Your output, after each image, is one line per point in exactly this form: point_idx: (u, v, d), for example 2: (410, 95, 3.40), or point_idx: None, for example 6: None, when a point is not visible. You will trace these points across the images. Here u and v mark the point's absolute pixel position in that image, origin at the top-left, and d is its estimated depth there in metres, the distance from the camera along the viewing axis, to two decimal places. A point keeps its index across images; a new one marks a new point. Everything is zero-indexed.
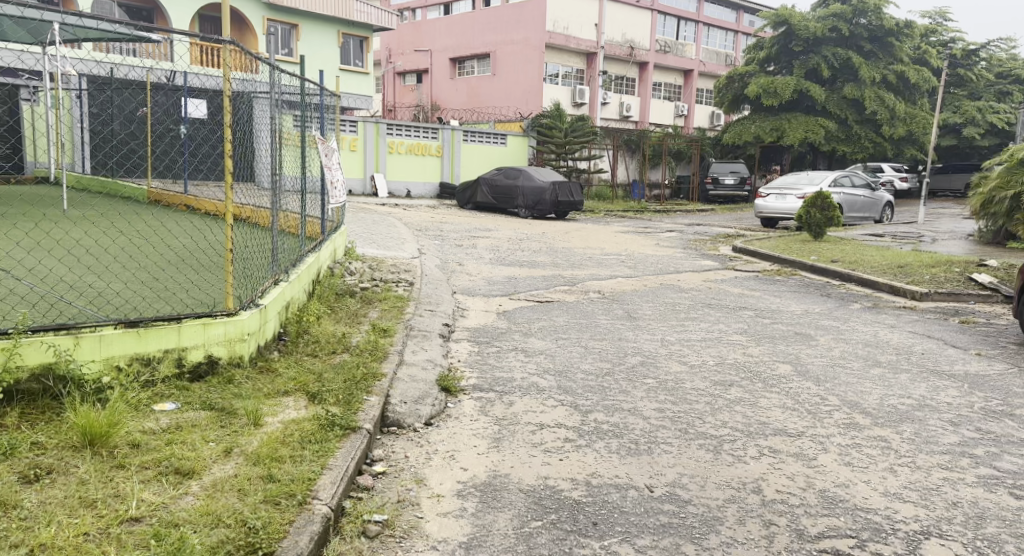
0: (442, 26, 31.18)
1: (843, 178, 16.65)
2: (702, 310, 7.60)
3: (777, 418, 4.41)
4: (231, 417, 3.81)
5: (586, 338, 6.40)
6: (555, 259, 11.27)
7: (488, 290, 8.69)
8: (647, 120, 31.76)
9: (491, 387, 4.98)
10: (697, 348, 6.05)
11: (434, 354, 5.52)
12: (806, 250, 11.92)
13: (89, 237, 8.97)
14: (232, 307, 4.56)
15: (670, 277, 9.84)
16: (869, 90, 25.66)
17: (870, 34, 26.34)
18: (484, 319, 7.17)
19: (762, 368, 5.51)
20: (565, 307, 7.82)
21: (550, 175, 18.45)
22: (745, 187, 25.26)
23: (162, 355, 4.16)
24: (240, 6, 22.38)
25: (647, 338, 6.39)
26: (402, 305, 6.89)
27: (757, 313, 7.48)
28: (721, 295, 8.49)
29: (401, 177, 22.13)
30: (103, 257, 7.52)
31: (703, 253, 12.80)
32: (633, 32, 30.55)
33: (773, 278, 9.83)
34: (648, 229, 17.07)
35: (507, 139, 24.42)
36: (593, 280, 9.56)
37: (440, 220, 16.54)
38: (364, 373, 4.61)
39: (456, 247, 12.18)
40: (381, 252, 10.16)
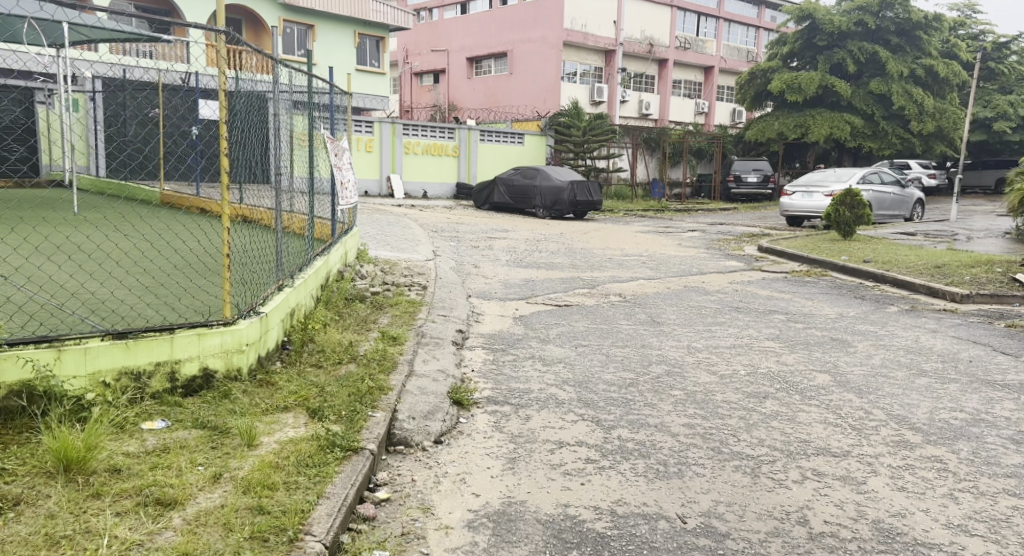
0: (459, 25, 30.91)
1: (872, 175, 16.14)
2: (729, 314, 7.22)
3: (820, 436, 4.04)
4: (223, 437, 3.50)
5: (608, 346, 6.04)
6: (574, 261, 10.93)
7: (504, 293, 8.37)
8: (667, 118, 31.29)
9: (505, 399, 4.64)
10: (726, 356, 5.68)
11: (446, 363, 5.20)
12: (836, 250, 11.48)
13: (95, 240, 8.75)
14: (229, 316, 4.25)
15: (695, 279, 9.46)
16: (896, 85, 25.06)
17: (897, 28, 25.72)
18: (500, 324, 6.84)
19: (797, 379, 5.13)
20: (585, 311, 7.46)
21: (569, 175, 18.09)
22: (768, 185, 24.74)
23: (154, 368, 3.86)
24: (256, 6, 22.20)
25: (673, 345, 6.02)
26: (414, 311, 6.57)
27: (788, 317, 7.11)
28: (749, 298, 8.11)
29: (417, 178, 21.89)
30: (107, 263, 7.28)
31: (727, 253, 12.39)
32: (652, 29, 30.11)
33: (803, 279, 9.43)
34: (669, 229, 16.67)
35: (524, 138, 24.07)
36: (614, 282, 9.21)
37: (457, 220, 16.24)
38: (370, 386, 4.28)
39: (472, 249, 11.87)
40: (395, 254, 9.86)
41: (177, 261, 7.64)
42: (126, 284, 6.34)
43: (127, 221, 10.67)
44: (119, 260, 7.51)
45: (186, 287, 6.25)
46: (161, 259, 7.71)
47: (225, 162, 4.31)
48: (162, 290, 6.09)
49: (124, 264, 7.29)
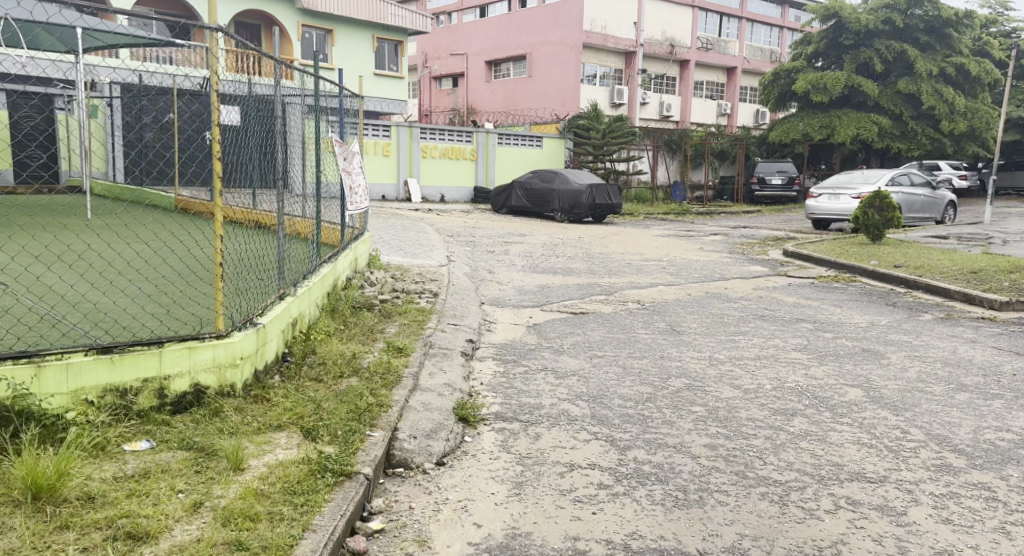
0: (478, 29, 30.76)
1: (901, 177, 15.68)
2: (752, 323, 6.90)
3: (853, 459, 3.74)
4: (209, 460, 3.27)
5: (624, 357, 5.76)
6: (591, 266, 10.64)
7: (518, 300, 8.11)
8: (688, 120, 30.87)
9: (513, 415, 4.37)
10: (751, 369, 5.38)
11: (453, 376, 4.94)
12: (864, 255, 11.10)
13: (103, 248, 8.59)
14: (223, 328, 4.02)
15: (717, 285, 9.15)
16: (926, 84, 24.50)
17: (926, 25, 25.14)
18: (512, 333, 6.58)
19: (827, 395, 4.81)
20: (602, 319, 7.19)
21: (588, 178, 17.80)
22: (792, 188, 24.24)
23: (141, 385, 3.64)
24: (274, 12, 22.18)
25: (694, 356, 5.72)
26: (423, 320, 6.33)
27: (815, 326, 6.79)
28: (774, 305, 7.79)
29: (435, 182, 21.73)
30: (112, 271, 7.10)
31: (751, 258, 12.04)
32: (673, 30, 29.74)
33: (830, 285, 9.07)
34: (690, 232, 16.31)
35: (543, 141, 23.79)
36: (632, 288, 8.91)
37: (474, 225, 16.01)
38: (369, 403, 4.03)
39: (487, 254, 11.64)
40: (407, 260, 9.66)
41: (184, 268, 7.46)
42: (129, 292, 6.15)
43: (139, 228, 10.55)
44: (125, 267, 7.34)
45: (189, 295, 6.05)
46: (169, 266, 7.53)
47: (218, 167, 4.10)
48: (164, 299, 5.90)
49: (130, 272, 7.12)
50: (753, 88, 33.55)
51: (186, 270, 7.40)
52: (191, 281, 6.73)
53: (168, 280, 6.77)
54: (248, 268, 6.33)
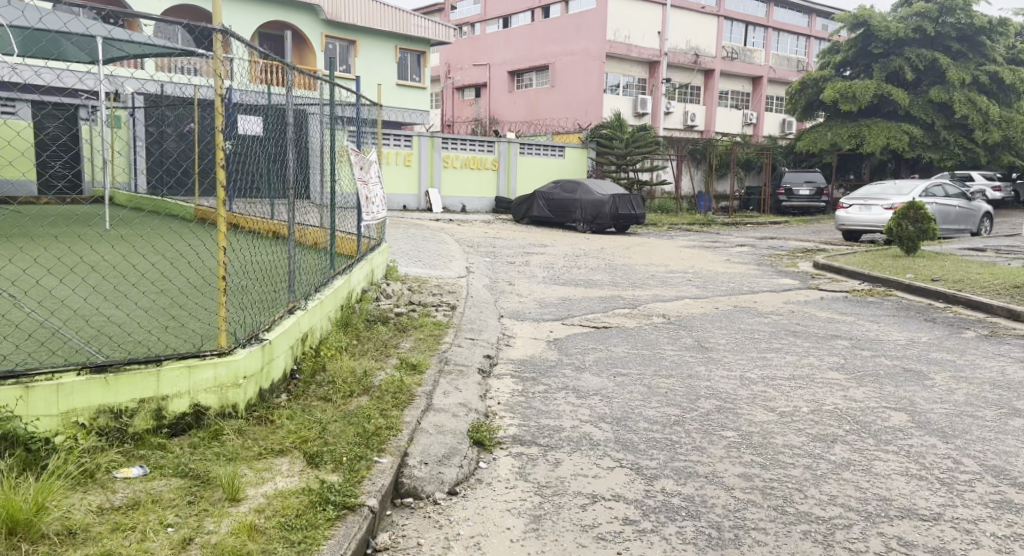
0: (501, 39, 30.67)
1: (935, 187, 15.25)
2: (785, 339, 6.59)
3: (902, 492, 3.43)
4: (204, 488, 3.04)
5: (650, 376, 5.46)
6: (614, 277, 10.38)
7: (539, 313, 7.85)
8: (713, 129, 30.48)
9: (532, 439, 4.09)
10: (785, 390, 5.08)
11: (470, 396, 4.68)
12: (898, 268, 10.75)
13: (115, 258, 8.43)
14: (225, 345, 3.79)
15: (746, 298, 8.84)
16: (959, 92, 23.95)
17: (959, 33, 24.59)
18: (531, 349, 6.32)
19: (868, 420, 4.49)
20: (625, 334, 6.89)
21: (610, 187, 17.51)
22: (821, 198, 23.78)
23: (137, 406, 3.42)
24: (298, 22, 22.19)
25: (724, 376, 5.40)
26: (439, 335, 6.07)
27: (852, 344, 6.46)
28: (806, 320, 7.48)
29: (456, 192, 21.57)
30: (123, 282, 6.91)
31: (780, 270, 11.69)
32: (698, 39, 29.44)
33: (866, 301, 8.72)
34: (716, 243, 15.97)
35: (565, 151, 23.54)
36: (656, 301, 8.62)
37: (495, 235, 15.78)
38: (379, 426, 3.78)
39: (508, 265, 11.41)
40: (425, 271, 9.45)
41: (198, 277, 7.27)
42: (139, 302, 5.98)
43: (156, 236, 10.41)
44: (138, 278, 7.17)
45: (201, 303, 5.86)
46: (180, 277, 7.35)
47: (221, 176, 3.88)
48: (173, 310, 5.70)
49: (142, 283, 6.94)
50: (779, 98, 33.09)
51: (199, 280, 7.20)
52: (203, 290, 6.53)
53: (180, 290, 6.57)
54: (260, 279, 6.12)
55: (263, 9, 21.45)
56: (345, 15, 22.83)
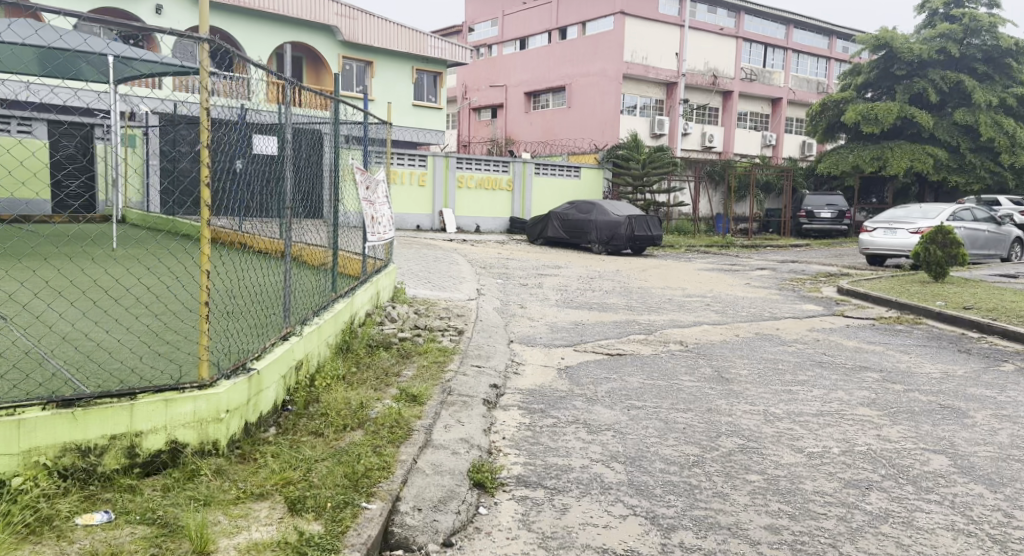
0: (518, 61, 30.62)
1: (963, 212, 14.85)
2: (811, 371, 6.25)
3: (948, 550, 3.09)
4: (170, 539, 2.72)
5: (667, 409, 5.11)
6: (629, 301, 10.06)
7: (550, 338, 7.54)
8: (732, 151, 30.14)
9: (538, 481, 3.76)
10: (814, 428, 4.74)
11: (472, 430, 4.36)
12: (927, 296, 10.39)
13: (116, 277, 8.23)
14: (207, 376, 3.48)
15: (768, 325, 8.50)
16: (984, 115, 23.57)
17: (984, 55, 24.30)
18: (541, 377, 5.99)
19: (906, 464, 4.13)
20: (641, 361, 6.56)
21: (626, 209, 17.20)
22: (843, 221, 23.37)
23: (107, 444, 3.12)
24: (314, 42, 22.16)
25: (747, 411, 5.04)
26: (443, 363, 5.76)
27: (882, 378, 6.11)
28: (833, 351, 7.16)
29: (471, 212, 21.37)
30: (121, 302, 6.68)
31: (802, 295, 11.33)
32: (716, 61, 29.23)
33: (894, 331, 8.37)
34: (734, 266, 15.61)
35: (581, 171, 23.26)
36: (673, 327, 8.30)
37: (508, 256, 15.51)
38: (370, 466, 3.46)
39: (521, 286, 11.14)
40: (434, 293, 9.19)
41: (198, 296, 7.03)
42: (132, 324, 5.72)
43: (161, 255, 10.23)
44: (137, 298, 6.94)
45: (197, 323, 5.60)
46: (180, 296, 7.10)
47: (205, 193, 3.60)
48: (166, 334, 5.43)
49: (140, 303, 6.69)
50: (799, 120, 32.74)
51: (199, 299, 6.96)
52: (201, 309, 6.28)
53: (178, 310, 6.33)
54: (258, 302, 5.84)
55: (280, 29, 21.48)
56: (361, 35, 22.82)
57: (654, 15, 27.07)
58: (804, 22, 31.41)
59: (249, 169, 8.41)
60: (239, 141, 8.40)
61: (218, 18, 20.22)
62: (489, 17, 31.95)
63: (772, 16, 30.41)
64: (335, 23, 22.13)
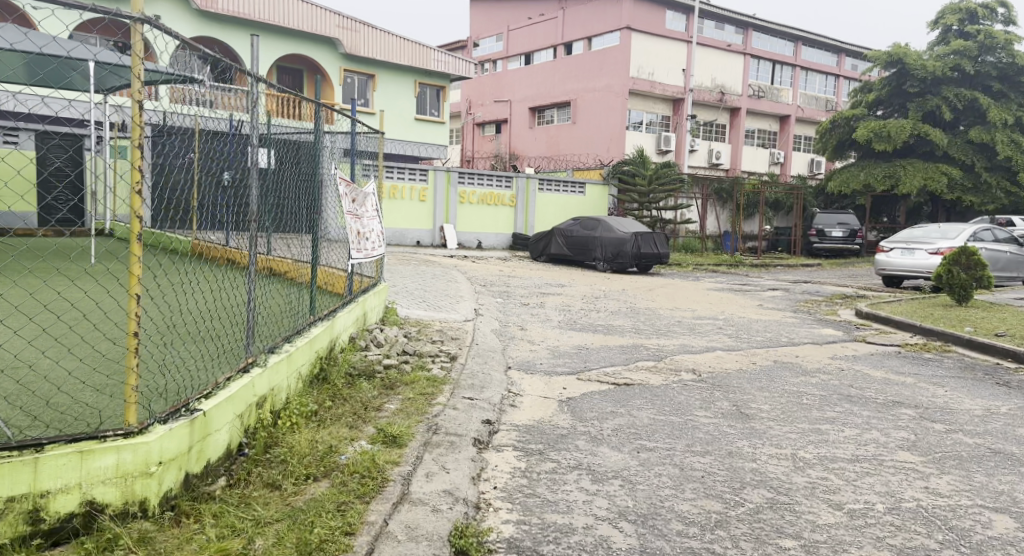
0: (523, 76, 30.24)
1: (983, 232, 14.29)
2: (840, 407, 5.65)
3: None
4: None
5: (682, 453, 4.49)
6: (637, 323, 9.47)
7: (551, 365, 6.96)
8: (739, 168, 29.63)
9: (533, 548, 3.15)
10: (852, 478, 4.14)
11: (457, 478, 3.77)
12: (954, 321, 9.80)
13: (84, 295, 7.67)
14: (137, 422, 2.91)
15: (786, 352, 7.90)
16: (1000, 133, 23.05)
17: (1000, 73, 23.84)
18: (540, 410, 5.40)
19: (965, 528, 3.51)
20: (650, 393, 5.96)
21: (633, 226, 16.65)
22: (854, 240, 22.84)
23: (3, 507, 2.56)
24: (315, 55, 21.69)
25: (772, 456, 4.46)
26: (430, 396, 5.16)
27: (918, 415, 5.52)
28: (861, 382, 6.58)
29: (472, 228, 20.85)
30: (87, 321, 6.13)
31: (820, 318, 10.75)
32: (723, 77, 28.74)
33: (924, 359, 7.78)
34: (745, 286, 15.03)
35: (586, 188, 22.71)
36: (684, 352, 7.71)
37: (512, 273, 14.98)
38: (329, 534, 2.86)
39: (522, 306, 10.60)
40: (429, 313, 8.63)
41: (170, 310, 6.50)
42: (90, 345, 5.18)
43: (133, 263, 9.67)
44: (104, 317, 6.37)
45: (158, 342, 5.05)
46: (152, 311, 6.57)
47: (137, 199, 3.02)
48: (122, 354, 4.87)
49: (107, 322, 6.14)
50: (807, 138, 32.24)
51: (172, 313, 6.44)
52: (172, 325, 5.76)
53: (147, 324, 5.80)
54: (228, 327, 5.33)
55: (279, 40, 21.04)
56: (363, 48, 22.37)
57: (661, 30, 26.62)
58: (813, 39, 30.94)
59: (237, 179, 7.88)
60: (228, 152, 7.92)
61: (216, 28, 19.78)
62: (494, 32, 31.58)
63: (781, 33, 29.95)
64: (336, 35, 21.69)
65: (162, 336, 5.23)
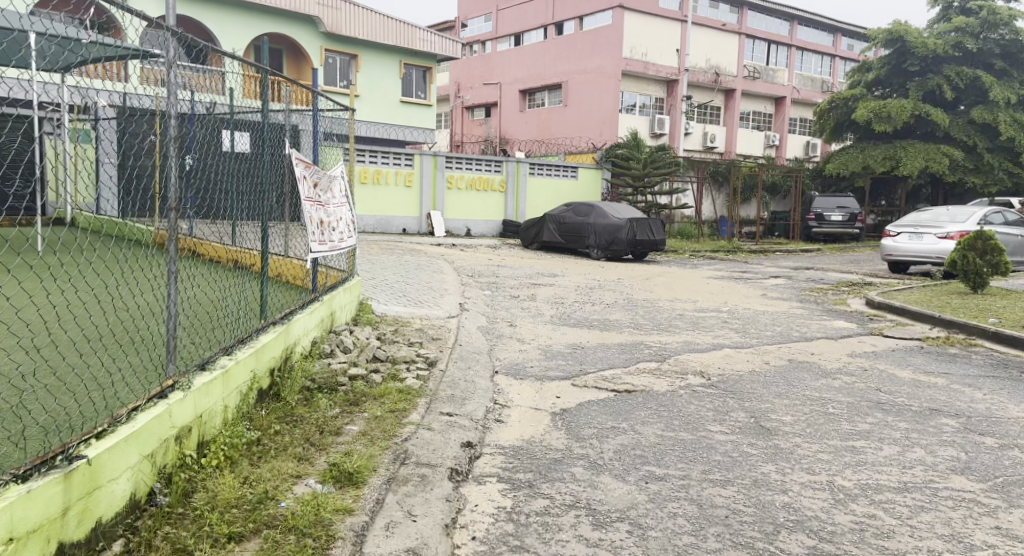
0: (513, 58, 29.37)
1: (994, 215, 13.62)
2: (872, 418, 4.94)
3: None
4: None
5: (699, 484, 3.75)
6: (635, 318, 8.75)
7: (543, 368, 6.22)
8: (734, 151, 28.88)
9: None
10: (905, 516, 3.42)
11: (426, 528, 3.07)
12: (975, 311, 9.11)
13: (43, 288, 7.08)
14: None
15: (800, 349, 7.18)
16: (1003, 113, 22.46)
17: (1002, 50, 23.16)
18: (530, 426, 4.68)
19: None
20: (655, 402, 5.22)
21: (627, 211, 15.91)
22: (855, 225, 22.15)
23: None
24: (293, 33, 20.74)
25: (806, 486, 3.75)
26: (402, 414, 4.42)
27: (962, 426, 4.79)
28: (888, 384, 5.91)
29: (460, 215, 20.07)
30: (37, 317, 5.54)
31: (829, 308, 10.06)
32: (718, 57, 27.94)
33: (950, 356, 7.07)
34: (744, 274, 14.35)
35: (578, 171, 21.91)
36: (688, 351, 6.99)
37: (500, 262, 14.22)
38: None
39: (511, 298, 9.88)
40: (407, 309, 7.88)
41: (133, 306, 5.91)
42: (18, 348, 4.54)
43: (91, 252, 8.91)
44: (57, 312, 5.78)
45: (91, 351, 4.41)
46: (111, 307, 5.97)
47: None
48: (50, 358, 4.27)
49: (47, 319, 5.49)
50: (803, 119, 31.52)
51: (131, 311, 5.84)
52: (125, 330, 5.13)
53: (88, 328, 5.13)
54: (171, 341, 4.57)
55: (258, 19, 20.13)
56: (345, 28, 21.44)
57: (653, 9, 25.81)
58: (809, 18, 30.12)
59: (204, 165, 7.39)
60: (197, 138, 7.53)
61: (189, 8, 18.88)
62: (482, 12, 30.63)
63: (776, 12, 29.13)
64: (316, 13, 20.72)
65: (97, 345, 4.58)
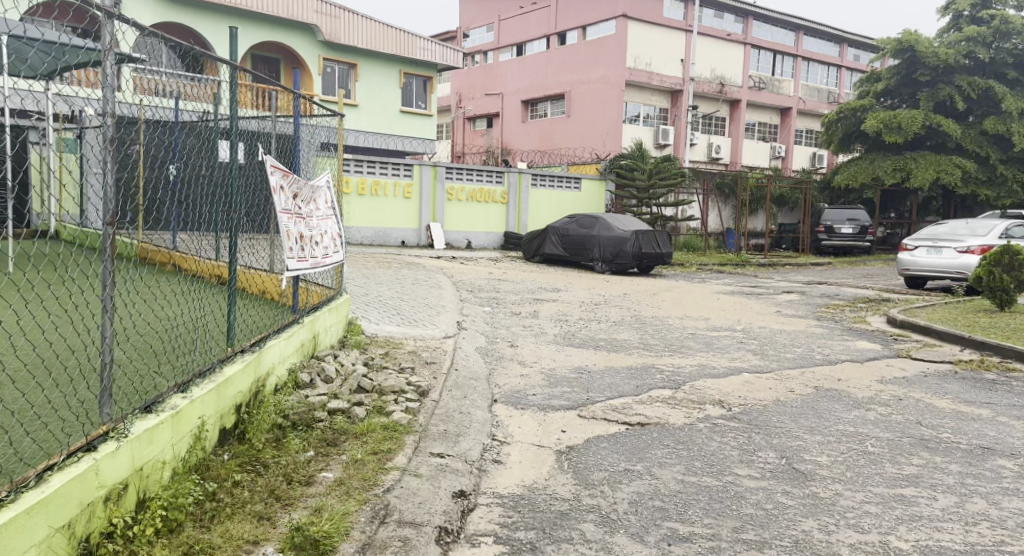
0: (515, 67, 28.92)
1: (1015, 228, 13.05)
2: (918, 458, 4.39)
3: None
4: None
5: (733, 548, 3.19)
6: (644, 337, 8.19)
7: (547, 395, 5.67)
8: (740, 162, 28.38)
9: None
10: None
11: None
12: (1007, 332, 8.52)
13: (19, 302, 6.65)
14: None
15: (826, 375, 6.59)
16: (1016, 124, 21.92)
17: (1015, 60, 22.64)
18: (533, 468, 4.11)
19: None
20: (673, 439, 4.66)
21: (632, 224, 15.38)
22: (865, 237, 21.57)
23: None
24: (294, 43, 20.37)
25: (859, 550, 3.19)
26: (386, 457, 3.85)
27: (1023, 470, 4.23)
28: (927, 415, 5.37)
29: (461, 227, 19.57)
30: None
31: (849, 327, 9.51)
32: (723, 68, 27.47)
33: (988, 383, 6.49)
34: (756, 289, 13.78)
35: (581, 183, 21.43)
36: (704, 376, 6.42)
37: (502, 277, 13.67)
38: None
39: (512, 315, 9.33)
40: (401, 328, 7.35)
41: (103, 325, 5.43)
42: None
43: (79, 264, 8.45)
44: (20, 331, 5.30)
45: (31, 382, 3.90)
46: (78, 326, 5.49)
47: None
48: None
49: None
50: (809, 131, 31.04)
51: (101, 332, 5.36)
52: (84, 354, 4.63)
53: (40, 352, 4.63)
54: (128, 376, 4.03)
55: (256, 27, 19.71)
56: (344, 37, 20.99)
57: (657, 18, 25.36)
58: (815, 28, 29.66)
59: (185, 176, 6.92)
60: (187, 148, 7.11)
61: (185, 15, 18.42)
62: (484, 22, 30.28)
63: (782, 22, 28.69)
64: (314, 21, 20.28)
65: (44, 375, 4.05)
